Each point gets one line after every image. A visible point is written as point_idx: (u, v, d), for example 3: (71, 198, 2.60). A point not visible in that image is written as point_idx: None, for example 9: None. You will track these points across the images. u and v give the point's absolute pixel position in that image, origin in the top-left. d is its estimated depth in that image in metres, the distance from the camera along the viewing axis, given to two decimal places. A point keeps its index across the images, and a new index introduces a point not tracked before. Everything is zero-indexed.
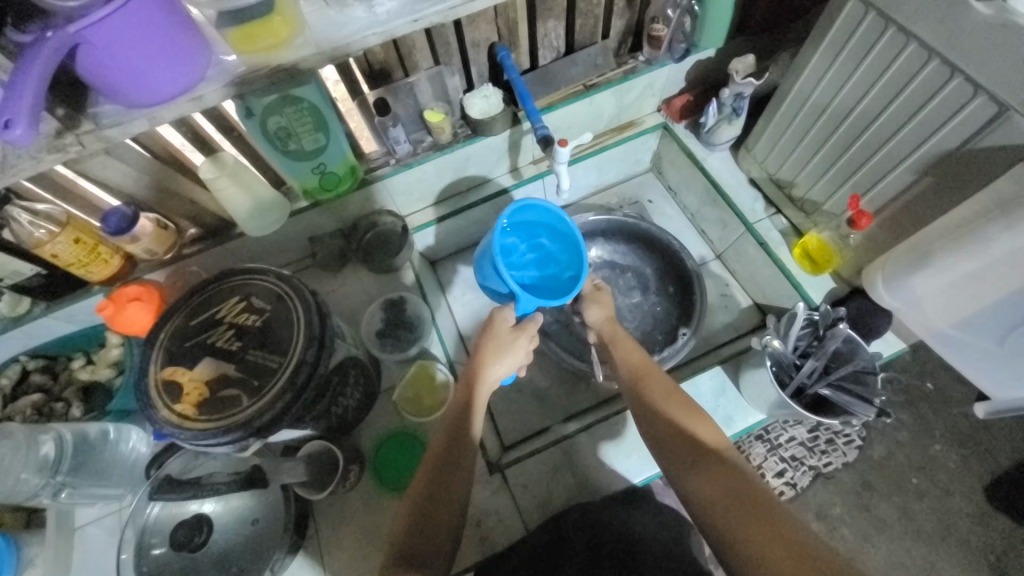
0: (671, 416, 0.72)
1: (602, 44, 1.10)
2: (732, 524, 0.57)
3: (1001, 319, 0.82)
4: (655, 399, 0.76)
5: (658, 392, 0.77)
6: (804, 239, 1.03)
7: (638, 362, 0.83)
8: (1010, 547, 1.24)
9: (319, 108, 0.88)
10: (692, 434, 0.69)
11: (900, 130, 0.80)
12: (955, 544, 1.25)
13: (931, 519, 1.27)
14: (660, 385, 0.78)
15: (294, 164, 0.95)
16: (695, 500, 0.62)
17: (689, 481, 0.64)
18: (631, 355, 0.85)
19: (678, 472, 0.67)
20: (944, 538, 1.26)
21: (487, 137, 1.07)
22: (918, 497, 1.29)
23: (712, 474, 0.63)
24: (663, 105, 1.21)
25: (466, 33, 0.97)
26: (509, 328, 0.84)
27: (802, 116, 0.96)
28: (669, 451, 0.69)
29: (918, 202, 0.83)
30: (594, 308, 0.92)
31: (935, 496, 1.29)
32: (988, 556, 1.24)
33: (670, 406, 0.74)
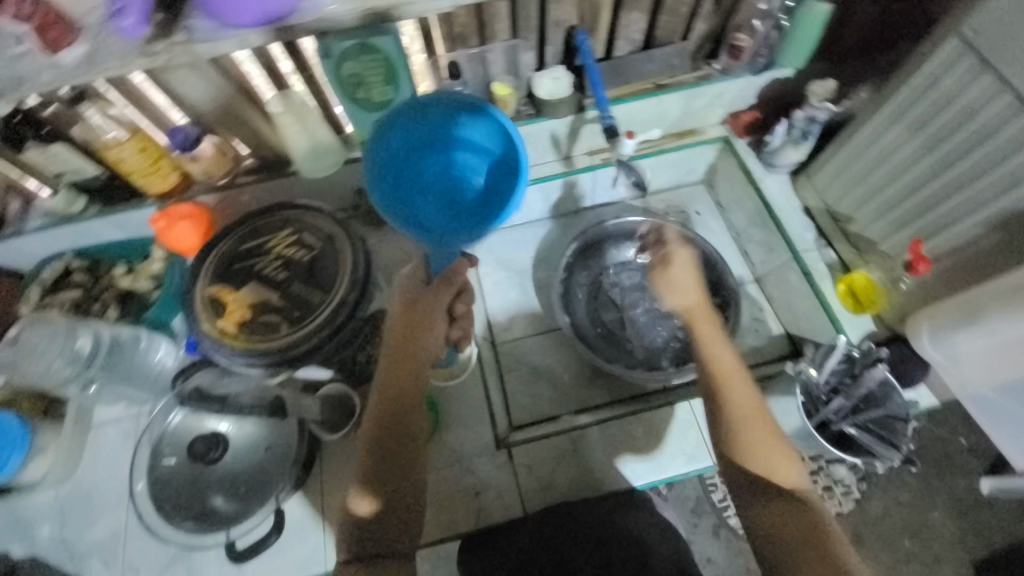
0: (750, 438, 0.71)
1: (680, 45, 1.08)
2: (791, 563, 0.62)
3: None
4: (738, 412, 0.72)
5: (742, 403, 0.73)
6: (850, 276, 1.00)
7: (722, 364, 0.75)
8: None
9: (393, 61, 0.88)
10: (767, 463, 0.70)
11: (976, 181, 0.78)
12: None
13: None
14: (744, 396, 0.74)
15: (359, 112, 0.96)
16: (758, 529, 0.67)
17: (754, 510, 0.68)
18: (716, 351, 0.77)
19: (744, 498, 0.70)
20: None
21: (550, 119, 1.08)
22: (908, 560, 1.27)
23: (786, 513, 0.66)
24: (728, 118, 1.19)
25: (550, 10, 0.96)
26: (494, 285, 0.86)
27: (874, 151, 0.93)
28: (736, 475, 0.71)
29: (982, 256, 0.82)
30: (676, 289, 0.81)
31: (926, 563, 1.26)
32: None
33: (751, 427, 0.71)
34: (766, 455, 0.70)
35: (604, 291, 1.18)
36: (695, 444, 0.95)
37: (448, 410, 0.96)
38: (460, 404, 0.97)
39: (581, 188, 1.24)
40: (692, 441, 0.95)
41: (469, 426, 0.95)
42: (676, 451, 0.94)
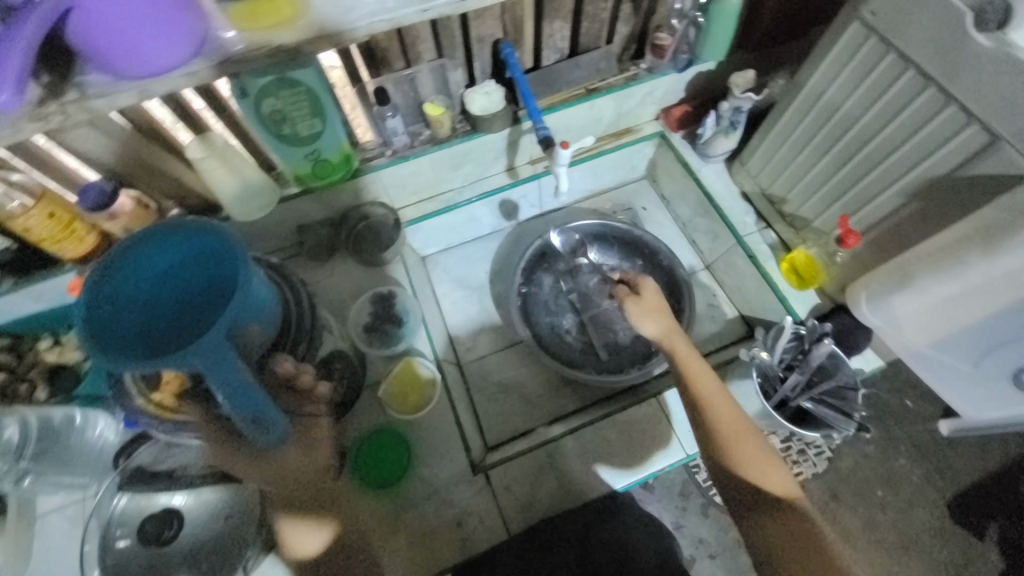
0: (739, 455, 0.75)
1: (606, 50, 1.10)
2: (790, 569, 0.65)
3: (977, 343, 0.84)
4: (724, 431, 0.77)
5: (726, 421, 0.77)
6: (791, 255, 1.05)
7: (707, 387, 0.80)
8: (968, 561, 1.29)
9: (316, 93, 0.87)
10: (759, 475, 0.74)
11: (890, 155, 0.82)
12: (917, 556, 1.30)
13: (892, 530, 1.32)
14: (730, 414, 0.78)
15: (288, 148, 0.93)
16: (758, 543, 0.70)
17: (754, 524, 0.71)
18: (702, 377, 0.81)
19: (744, 515, 0.73)
20: (905, 549, 1.30)
21: (486, 134, 1.07)
22: (882, 509, 1.34)
23: (777, 518, 0.70)
24: (660, 114, 1.22)
25: (472, 27, 0.95)
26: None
27: (797, 135, 0.97)
28: (733, 489, 0.75)
29: (905, 226, 0.84)
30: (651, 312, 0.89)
31: (899, 509, 1.34)
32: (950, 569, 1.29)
33: (739, 443, 0.75)
34: (756, 469, 0.74)
35: (563, 296, 1.20)
36: (668, 438, 0.96)
37: (419, 443, 0.93)
38: (431, 436, 0.94)
39: (529, 199, 1.26)
40: (664, 435, 0.96)
41: (442, 456, 0.92)
42: (651, 448, 0.95)
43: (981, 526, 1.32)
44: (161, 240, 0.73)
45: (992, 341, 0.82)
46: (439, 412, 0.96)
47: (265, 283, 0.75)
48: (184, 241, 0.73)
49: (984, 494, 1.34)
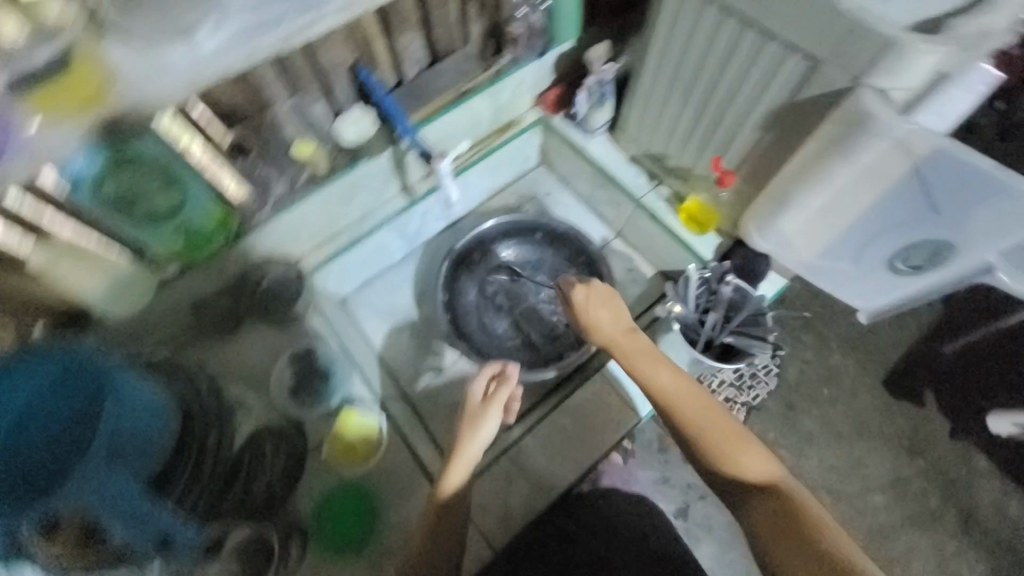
0: (715, 445, 0.75)
1: (465, 51, 1.09)
2: (778, 552, 0.64)
3: (853, 242, 0.92)
4: (696, 422, 0.77)
5: (695, 413, 0.77)
6: (684, 205, 1.11)
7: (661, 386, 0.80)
8: (917, 429, 1.42)
9: (166, 163, 0.81)
10: (738, 463, 0.73)
11: (739, 97, 0.86)
12: (870, 437, 1.42)
13: (845, 419, 1.43)
14: (698, 411, 0.78)
15: (149, 228, 0.85)
16: (750, 530, 0.69)
17: (745, 514, 0.70)
18: (660, 376, 0.81)
19: (738, 505, 0.72)
20: (862, 434, 1.42)
21: (368, 161, 1.04)
22: (831, 405, 1.44)
23: (759, 510, 0.69)
24: (537, 101, 1.24)
25: (318, 59, 0.90)
26: (480, 399, 0.87)
27: (659, 96, 1.01)
28: (720, 482, 0.75)
29: (770, 155, 0.90)
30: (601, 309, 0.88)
31: (846, 401, 1.44)
32: (904, 442, 1.42)
33: (711, 434, 0.75)
34: (733, 455, 0.73)
35: (491, 299, 1.20)
36: (618, 407, 0.99)
37: (381, 491, 0.90)
38: (391, 482, 0.91)
39: (434, 214, 1.24)
40: (614, 405, 0.99)
41: (407, 496, 0.90)
42: (604, 420, 0.98)
43: (916, 393, 1.44)
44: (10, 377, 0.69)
45: (869, 235, 0.90)
46: (396, 453, 0.93)
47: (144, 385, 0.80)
48: (36, 371, 0.70)
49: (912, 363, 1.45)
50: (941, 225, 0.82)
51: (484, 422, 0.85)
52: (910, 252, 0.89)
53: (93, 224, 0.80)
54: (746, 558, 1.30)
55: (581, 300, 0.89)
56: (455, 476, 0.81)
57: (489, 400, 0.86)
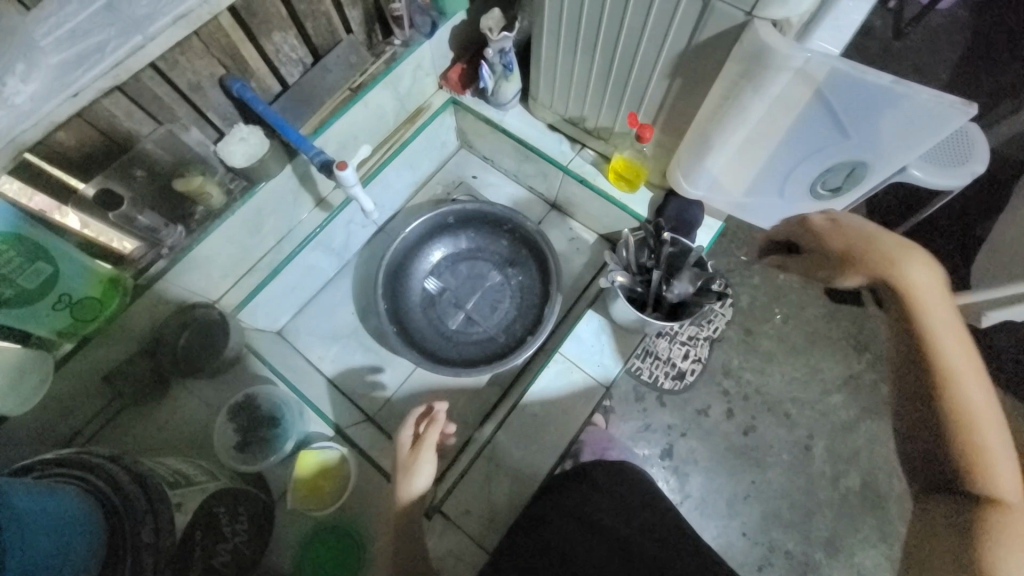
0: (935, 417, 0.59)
1: (348, 40, 0.99)
2: (933, 563, 0.58)
3: (773, 172, 0.94)
4: (954, 371, 0.59)
5: (960, 359, 0.59)
6: (613, 163, 1.08)
7: (951, 345, 0.60)
8: (860, 325, 1.47)
9: (16, 233, 0.67)
10: (980, 454, 0.57)
11: (640, 47, 0.83)
12: (824, 343, 1.46)
13: (799, 331, 1.47)
14: (977, 377, 0.59)
15: (24, 312, 0.70)
16: (921, 530, 0.62)
17: (927, 515, 0.61)
18: (945, 339, 0.60)
19: (928, 502, 0.62)
20: (814, 342, 1.46)
21: (267, 182, 0.94)
22: (783, 321, 1.48)
23: (973, 524, 0.56)
24: (442, 82, 1.17)
25: (177, 79, 0.80)
26: (410, 445, 0.83)
27: (562, 58, 0.97)
28: (927, 461, 0.62)
29: (680, 103, 0.88)
30: None
31: (796, 315, 1.48)
32: (852, 339, 1.46)
33: (963, 390, 0.58)
34: (971, 440, 0.57)
35: (437, 299, 1.15)
36: (584, 382, 0.99)
37: (363, 521, 0.87)
38: (371, 510, 0.87)
39: (358, 221, 1.16)
40: (580, 379, 0.99)
41: None
42: (572, 400, 0.97)
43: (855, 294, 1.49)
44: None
45: (790, 163, 0.91)
46: (367, 481, 0.88)
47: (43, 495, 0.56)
48: None
49: None
50: (852, 145, 0.84)
51: (419, 464, 0.80)
52: (827, 175, 0.90)
53: None
54: (730, 483, 1.36)
55: (813, 220, 0.74)
56: (415, 486, 0.79)
57: (419, 444, 0.82)
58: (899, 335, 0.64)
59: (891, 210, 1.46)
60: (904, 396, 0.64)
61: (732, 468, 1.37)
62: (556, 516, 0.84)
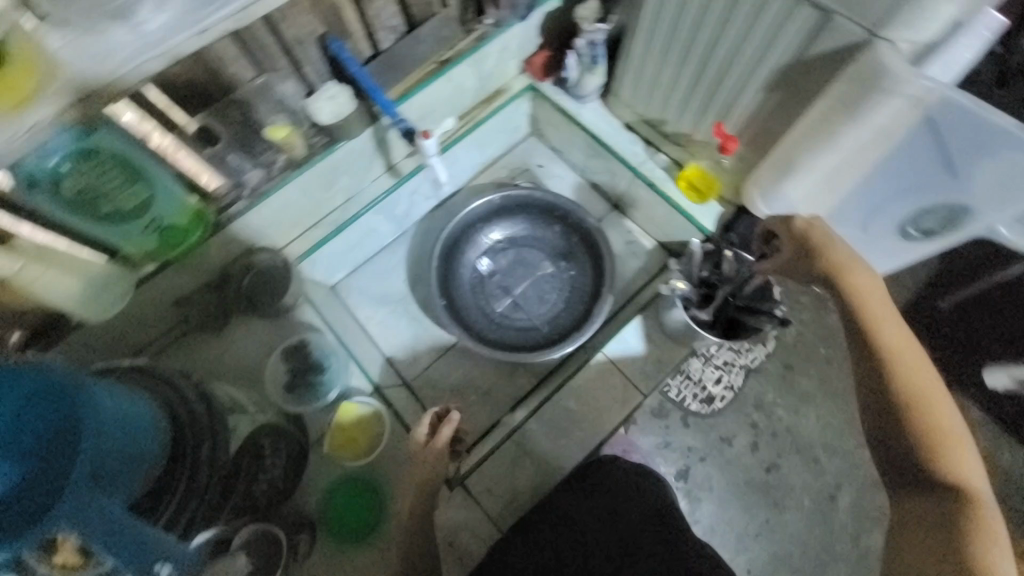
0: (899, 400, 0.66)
1: (444, 14, 1.01)
2: (917, 558, 0.59)
3: (857, 205, 0.89)
4: (904, 359, 0.67)
5: (907, 350, 0.68)
6: (686, 171, 1.04)
7: (896, 337, 0.68)
8: None
9: (126, 155, 0.75)
10: (942, 432, 0.63)
11: (742, 54, 0.81)
12: None
13: (842, 377, 1.40)
14: (914, 362, 0.68)
15: (120, 228, 0.80)
16: (897, 530, 0.63)
17: (902, 503, 0.64)
18: (890, 335, 0.69)
19: (896, 493, 0.65)
20: None
21: (349, 141, 0.98)
22: (828, 363, 1.41)
23: (946, 508, 0.60)
24: (524, 66, 1.16)
25: (284, 31, 0.83)
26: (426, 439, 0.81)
27: (654, 58, 0.95)
28: (894, 452, 0.66)
29: (773, 118, 0.85)
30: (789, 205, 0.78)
31: (842, 359, 1.41)
32: None
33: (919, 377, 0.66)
34: (933, 420, 0.64)
35: (486, 281, 1.16)
36: (623, 386, 0.98)
37: (389, 480, 0.89)
38: (397, 471, 0.89)
39: (423, 192, 1.18)
40: (618, 383, 0.98)
41: None
42: (607, 402, 0.97)
43: None
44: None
45: (877, 197, 0.86)
46: (398, 443, 0.91)
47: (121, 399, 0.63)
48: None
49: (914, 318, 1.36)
50: (952, 186, 0.79)
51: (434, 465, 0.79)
52: (920, 215, 0.85)
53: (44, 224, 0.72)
54: (743, 516, 1.32)
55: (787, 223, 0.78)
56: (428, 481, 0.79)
57: (432, 441, 0.79)
58: (851, 331, 0.71)
59: (968, 266, 1.37)
60: (861, 386, 0.71)
61: (746, 501, 1.33)
62: (571, 508, 0.84)
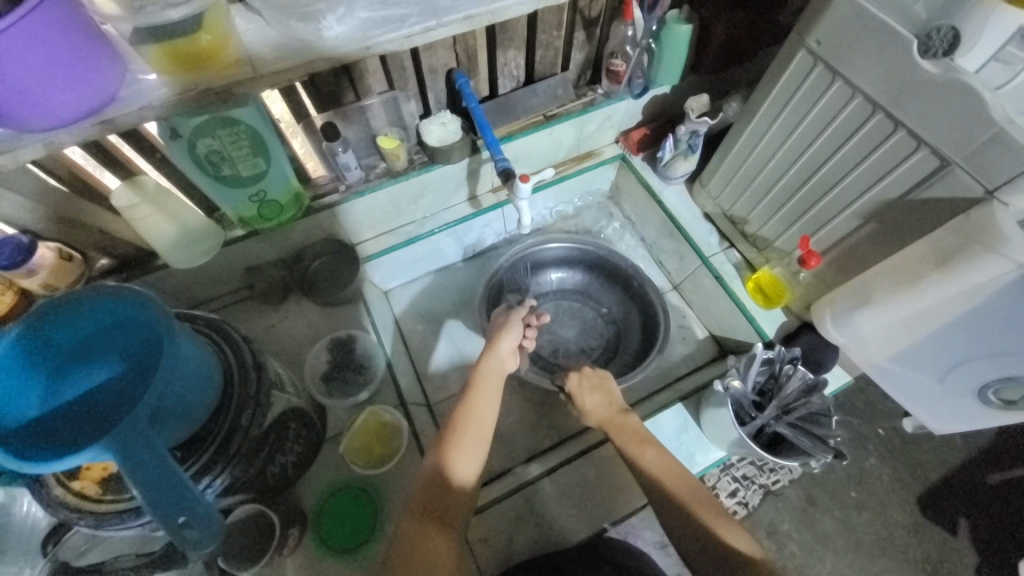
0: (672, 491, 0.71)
1: (562, 76, 1.09)
2: None
3: (936, 357, 0.83)
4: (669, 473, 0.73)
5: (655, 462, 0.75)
6: (757, 274, 1.04)
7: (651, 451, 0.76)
8: (945, 558, 1.26)
9: (258, 132, 0.80)
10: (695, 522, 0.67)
11: (845, 178, 0.81)
12: (894, 555, 1.26)
13: (870, 530, 1.28)
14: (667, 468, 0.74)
15: (227, 190, 0.86)
16: None
17: None
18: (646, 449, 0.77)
19: None
20: (884, 549, 1.26)
21: (444, 165, 1.03)
22: (857, 511, 1.30)
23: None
24: (620, 137, 1.21)
25: (423, 58, 0.92)
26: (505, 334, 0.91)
27: (750, 162, 0.97)
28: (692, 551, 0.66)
29: (862, 246, 0.84)
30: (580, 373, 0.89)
31: (873, 509, 1.30)
32: (925, 567, 1.25)
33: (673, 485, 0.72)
34: (711, 524, 0.66)
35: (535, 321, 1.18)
36: None
37: (388, 498, 0.87)
38: (398, 491, 0.88)
39: (494, 228, 1.23)
40: None
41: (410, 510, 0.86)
42: (628, 482, 0.91)
43: (951, 520, 1.28)
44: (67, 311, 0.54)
45: (962, 356, 0.80)
46: (408, 462, 0.90)
47: (199, 348, 0.61)
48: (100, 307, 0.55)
49: (953, 487, 1.31)
50: None
51: (489, 355, 0.88)
52: (1005, 384, 0.79)
53: (202, 164, 0.80)
54: None
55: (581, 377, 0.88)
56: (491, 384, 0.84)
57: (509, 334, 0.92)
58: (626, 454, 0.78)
59: None
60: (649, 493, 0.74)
61: None
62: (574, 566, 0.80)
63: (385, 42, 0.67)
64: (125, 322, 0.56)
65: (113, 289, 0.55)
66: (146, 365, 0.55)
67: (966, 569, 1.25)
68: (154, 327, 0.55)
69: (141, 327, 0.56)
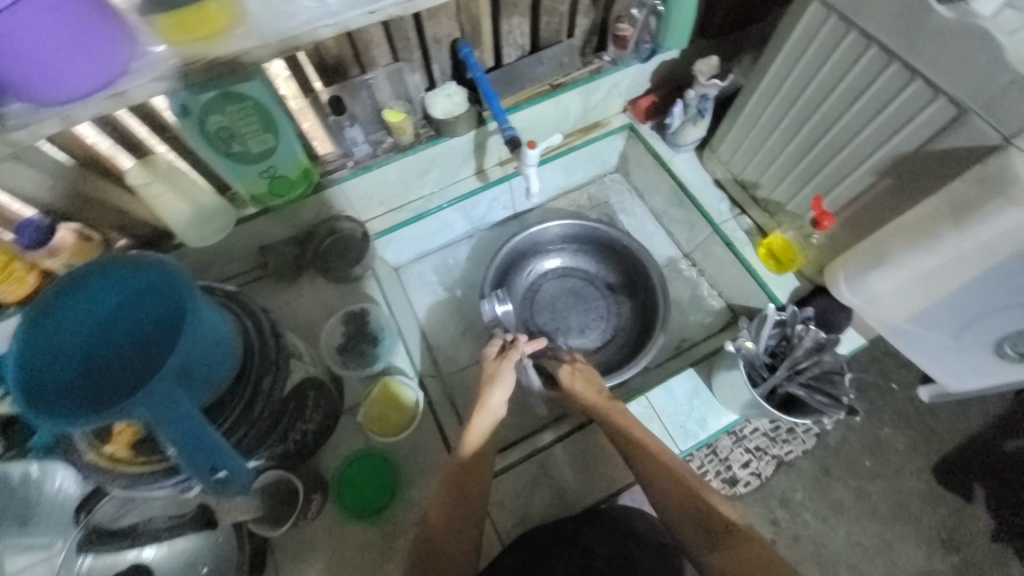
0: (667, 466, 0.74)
1: (567, 43, 1.07)
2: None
3: (953, 315, 0.82)
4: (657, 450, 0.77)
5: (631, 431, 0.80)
6: (768, 240, 1.03)
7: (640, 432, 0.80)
8: (960, 524, 1.26)
9: (266, 106, 0.81)
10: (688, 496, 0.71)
11: (858, 134, 0.80)
12: (908, 522, 1.26)
13: (883, 498, 1.28)
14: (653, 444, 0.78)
15: (238, 166, 0.87)
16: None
17: (712, 558, 0.65)
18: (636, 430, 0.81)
19: (701, 554, 0.66)
20: (897, 517, 1.27)
21: (451, 138, 1.02)
22: (871, 479, 1.30)
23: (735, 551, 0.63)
24: (628, 106, 1.20)
25: (427, 28, 0.91)
26: (495, 360, 0.88)
27: (762, 124, 0.95)
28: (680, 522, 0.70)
29: (877, 204, 0.83)
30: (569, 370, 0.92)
31: (887, 477, 1.30)
32: (941, 534, 1.25)
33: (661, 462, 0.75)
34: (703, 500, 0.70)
35: (538, 299, 1.18)
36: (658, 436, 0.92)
37: (405, 465, 0.89)
38: (415, 458, 0.90)
39: (502, 202, 1.23)
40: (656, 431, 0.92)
41: (428, 476, 0.88)
42: None
43: (967, 487, 1.28)
44: (101, 278, 0.57)
45: (979, 312, 0.79)
46: (423, 429, 0.92)
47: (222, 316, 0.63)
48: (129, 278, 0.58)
49: (969, 454, 1.31)
50: None
51: (478, 410, 0.83)
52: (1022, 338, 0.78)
53: (214, 141, 0.81)
54: None
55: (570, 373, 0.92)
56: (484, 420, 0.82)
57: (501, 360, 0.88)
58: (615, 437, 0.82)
59: None
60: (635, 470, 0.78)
61: None
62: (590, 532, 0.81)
63: (387, 6, 0.66)
64: (148, 291, 0.58)
65: (143, 260, 0.58)
66: (171, 330, 0.57)
67: (980, 535, 1.25)
68: (178, 294, 0.57)
69: (165, 294, 0.58)
